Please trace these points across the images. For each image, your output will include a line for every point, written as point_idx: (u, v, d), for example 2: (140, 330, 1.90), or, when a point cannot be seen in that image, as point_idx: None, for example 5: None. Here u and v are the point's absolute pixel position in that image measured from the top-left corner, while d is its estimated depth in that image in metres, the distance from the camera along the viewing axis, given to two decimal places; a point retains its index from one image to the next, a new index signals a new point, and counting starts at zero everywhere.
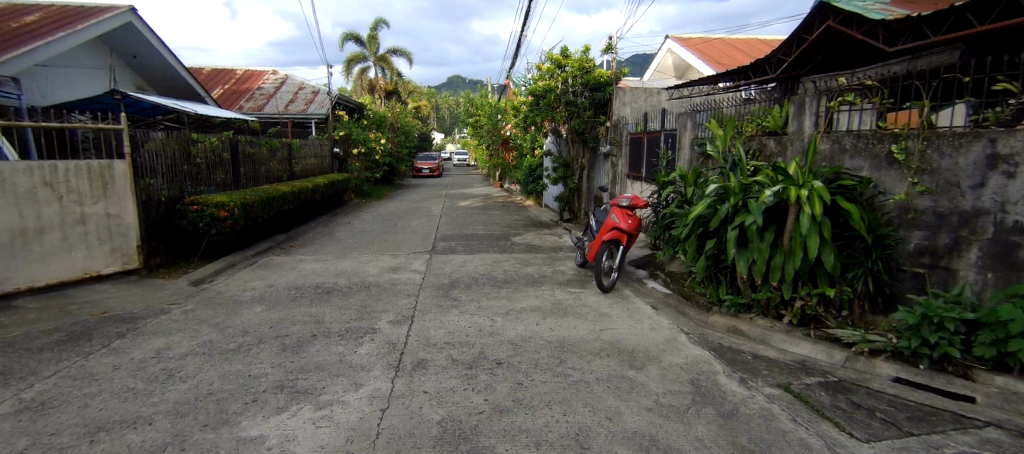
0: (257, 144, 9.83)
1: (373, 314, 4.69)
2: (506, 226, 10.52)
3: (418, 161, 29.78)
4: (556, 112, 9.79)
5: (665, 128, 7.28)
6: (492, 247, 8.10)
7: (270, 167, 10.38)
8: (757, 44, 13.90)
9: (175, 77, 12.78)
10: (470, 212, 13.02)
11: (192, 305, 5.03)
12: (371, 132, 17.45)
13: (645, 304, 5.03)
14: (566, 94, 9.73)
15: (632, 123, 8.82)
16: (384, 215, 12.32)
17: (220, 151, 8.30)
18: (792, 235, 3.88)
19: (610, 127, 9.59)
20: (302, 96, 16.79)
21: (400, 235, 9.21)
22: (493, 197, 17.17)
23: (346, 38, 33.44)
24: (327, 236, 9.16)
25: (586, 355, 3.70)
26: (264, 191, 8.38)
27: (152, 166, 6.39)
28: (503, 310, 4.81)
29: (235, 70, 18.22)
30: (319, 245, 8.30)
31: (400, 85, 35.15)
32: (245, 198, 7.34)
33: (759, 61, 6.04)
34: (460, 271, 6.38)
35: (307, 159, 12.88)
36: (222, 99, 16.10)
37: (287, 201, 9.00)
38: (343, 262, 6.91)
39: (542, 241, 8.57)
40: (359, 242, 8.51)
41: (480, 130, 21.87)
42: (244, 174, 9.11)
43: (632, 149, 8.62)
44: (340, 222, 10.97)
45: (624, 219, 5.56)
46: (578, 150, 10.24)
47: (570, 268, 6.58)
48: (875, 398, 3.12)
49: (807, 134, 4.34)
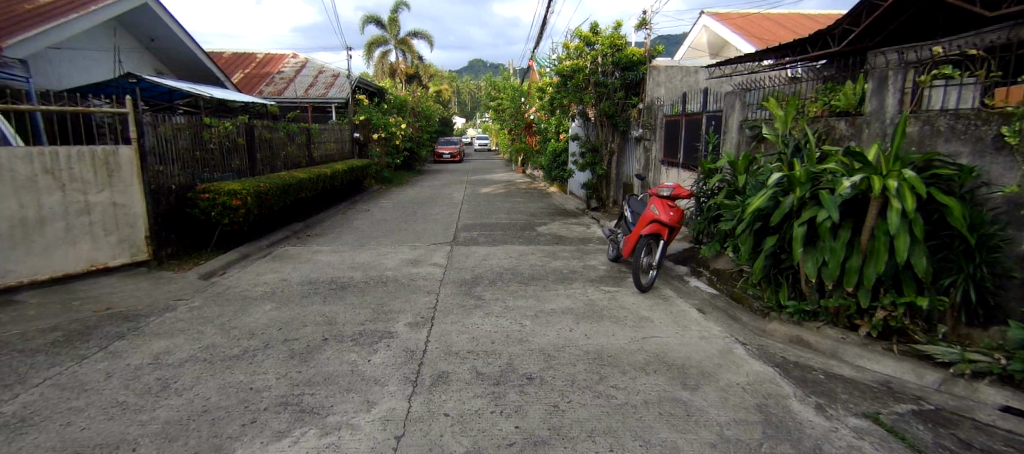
0: (274, 129, 9.52)
1: (390, 315, 4.30)
2: (531, 214, 10.03)
3: (439, 145, 29.39)
4: (585, 93, 9.18)
5: (707, 110, 6.63)
6: (516, 238, 7.64)
7: (288, 153, 10.08)
8: (802, 19, 12.91)
9: (193, 60, 12.55)
10: (493, 199, 12.58)
11: (199, 301, 4.72)
12: (392, 116, 17.06)
13: (689, 307, 4.52)
14: (596, 74, 9.10)
15: (668, 105, 8.17)
16: (404, 202, 11.96)
17: (236, 135, 7.99)
18: (874, 234, 3.30)
19: (643, 109, 8.94)
20: (322, 79, 16.47)
21: (421, 224, 8.82)
22: (516, 184, 16.66)
23: (367, 21, 33.08)
24: (345, 225, 8.83)
25: (629, 370, 3.23)
26: (279, 178, 8.05)
27: (162, 152, 6.09)
28: (532, 312, 4.36)
29: (255, 54, 17.99)
30: (336, 235, 7.97)
31: (421, 68, 34.69)
32: (259, 185, 7.02)
33: (820, 33, 5.35)
34: (484, 265, 5.94)
35: (326, 144, 12.56)
36: (242, 83, 15.90)
37: (304, 188, 8.65)
38: (360, 254, 6.55)
39: (569, 232, 8.07)
40: (377, 232, 8.15)
41: (502, 114, 21.27)
42: (261, 160, 8.80)
43: (668, 133, 7.99)
44: (360, 209, 10.66)
45: (665, 210, 5.01)
46: (607, 134, 9.62)
47: (603, 263, 6.07)
48: (987, 434, 2.55)
49: (889, 115, 3.68)
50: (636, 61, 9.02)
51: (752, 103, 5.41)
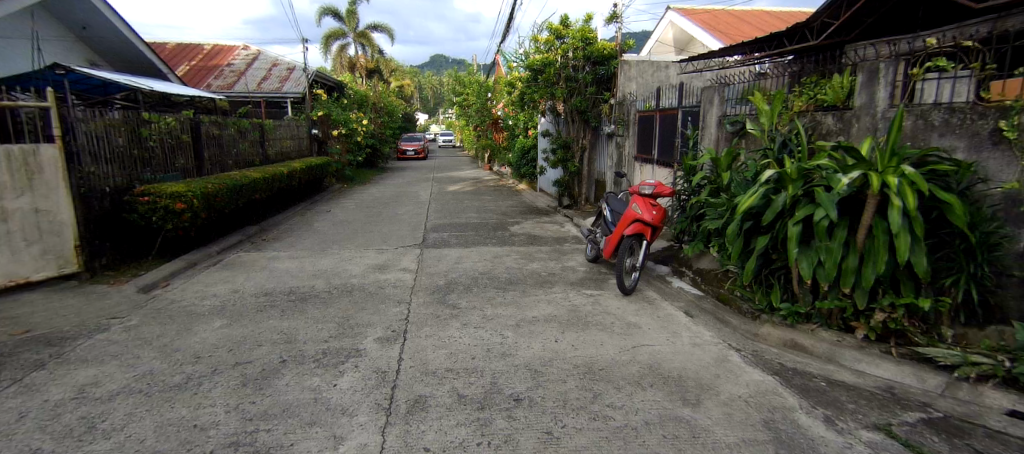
0: (223, 125, 8.80)
1: (357, 329, 3.90)
2: (501, 213, 9.72)
3: (402, 142, 28.63)
4: (556, 88, 8.92)
5: (683, 105, 6.48)
6: (489, 239, 7.32)
7: (240, 150, 9.38)
8: (764, 16, 13.12)
9: (131, 50, 11.54)
10: (461, 197, 12.19)
11: (137, 319, 4.17)
12: (352, 112, 16.35)
13: (676, 310, 4.33)
14: (566, 69, 8.85)
15: (640, 100, 8.03)
16: (368, 202, 11.40)
17: (179, 132, 7.30)
18: (872, 232, 3.19)
19: (614, 104, 8.77)
20: (276, 73, 15.58)
21: (387, 226, 8.36)
22: (483, 181, 16.30)
23: (325, 13, 31.85)
24: (305, 228, 8.26)
25: (624, 386, 2.98)
26: (230, 178, 7.41)
27: (93, 151, 5.42)
28: (513, 321, 4.06)
29: (202, 45, 16.86)
30: (295, 239, 7.42)
31: (382, 63, 33.71)
32: (206, 186, 6.40)
33: (799, 26, 5.30)
34: (457, 269, 5.59)
35: (282, 141, 11.83)
36: (188, 75, 14.84)
37: (257, 188, 8.01)
38: (322, 259, 6.07)
39: (543, 231, 7.81)
40: (340, 235, 7.64)
41: (467, 110, 20.83)
42: (209, 159, 8.09)
43: (641, 129, 7.84)
44: (320, 210, 10.06)
45: (648, 209, 4.80)
46: (578, 130, 9.41)
47: (581, 264, 5.83)
48: (1001, 442, 2.44)
49: (881, 109, 3.61)
50: (607, 56, 8.81)
51: (731, 98, 5.30)
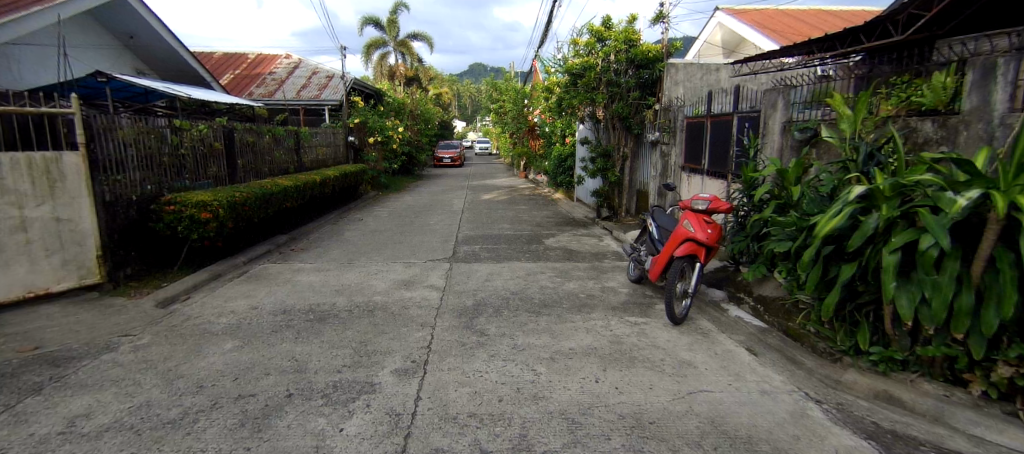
0: (257, 132, 8.75)
1: (373, 358, 3.52)
2: (536, 225, 9.25)
3: (439, 149, 28.67)
4: (596, 93, 8.40)
5: (739, 110, 5.86)
6: (522, 253, 6.87)
7: (274, 158, 9.33)
8: (823, 15, 12.18)
9: (177, 59, 11.83)
10: (495, 206, 11.81)
11: (149, 338, 3.95)
12: (389, 119, 16.32)
13: (737, 346, 3.74)
14: (608, 73, 8.34)
15: (688, 105, 7.42)
16: (401, 210, 11.18)
17: (212, 139, 7.23)
18: (997, 265, 2.55)
19: (659, 109, 8.18)
20: (316, 81, 15.75)
21: (417, 237, 8.04)
22: (518, 190, 15.90)
23: (366, 23, 32.47)
24: (335, 238, 8.05)
25: (681, 448, 2.45)
26: (260, 186, 7.27)
27: (121, 159, 5.34)
28: (547, 354, 3.58)
29: (247, 55, 17.28)
30: (323, 249, 7.20)
31: (421, 71, 34.02)
32: (234, 195, 6.25)
33: (880, 18, 4.64)
34: (488, 288, 5.16)
35: (316, 148, 11.80)
36: (231, 84, 15.18)
37: (288, 197, 7.88)
38: (347, 273, 5.78)
39: (580, 245, 7.29)
40: (368, 246, 7.37)
41: (504, 117, 20.53)
42: (242, 166, 8.03)
43: (690, 136, 7.24)
44: (352, 219, 9.89)
45: (702, 227, 4.22)
46: (620, 137, 8.84)
47: (623, 285, 5.29)
48: None
49: (999, 112, 2.95)
50: (651, 58, 8.26)
51: (798, 101, 4.67)
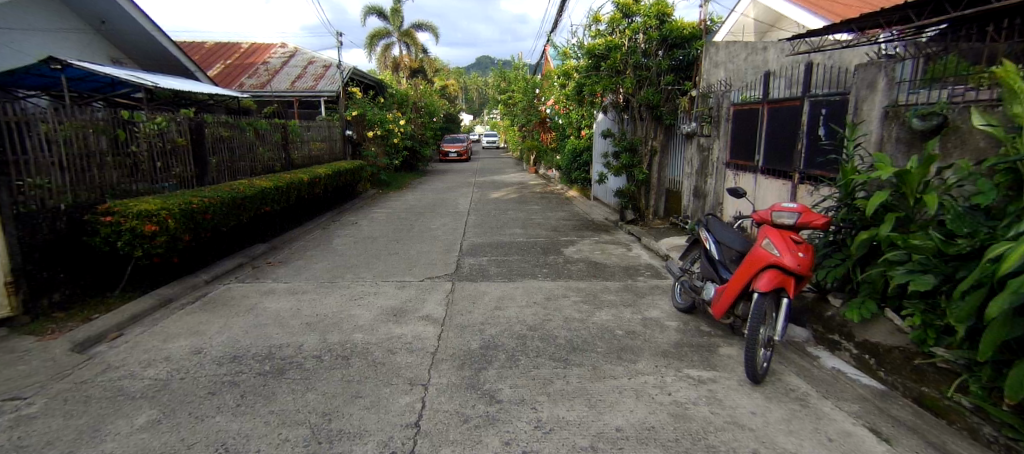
0: (235, 126, 7.69)
1: (336, 446, 2.45)
2: (552, 229, 8.15)
3: (445, 143, 27.56)
4: (622, 77, 7.23)
5: (811, 93, 4.72)
6: (538, 267, 5.77)
7: (257, 155, 8.29)
8: None
9: (155, 47, 10.81)
10: (505, 206, 10.73)
11: (40, 404, 2.92)
12: (390, 112, 15.21)
13: (853, 424, 2.62)
14: (635, 55, 7.17)
15: (736, 91, 6.28)
16: (400, 212, 10.11)
17: (174, 134, 6.17)
18: None
19: (696, 96, 7.02)
20: (311, 70, 14.68)
21: (415, 246, 6.95)
22: (529, 187, 14.77)
23: (369, 12, 31.43)
24: (321, 247, 7.00)
25: None
26: (230, 189, 6.22)
27: (45, 159, 4.29)
28: (585, 439, 2.49)
29: (239, 44, 16.28)
30: (305, 262, 6.14)
31: (426, 62, 32.94)
32: (191, 201, 5.21)
33: None
34: (498, 322, 4.07)
35: (308, 143, 10.75)
36: (221, 75, 14.18)
37: (267, 200, 6.84)
38: (325, 297, 4.72)
39: (606, 257, 6.19)
40: (357, 258, 6.30)
41: (513, 108, 19.33)
42: (214, 166, 6.99)
43: (738, 128, 6.09)
44: (345, 223, 8.84)
45: (788, 248, 3.11)
46: (648, 129, 7.70)
47: (669, 317, 4.17)
48: None
49: None
50: (687, 36, 7.06)
51: (904, 79, 3.55)
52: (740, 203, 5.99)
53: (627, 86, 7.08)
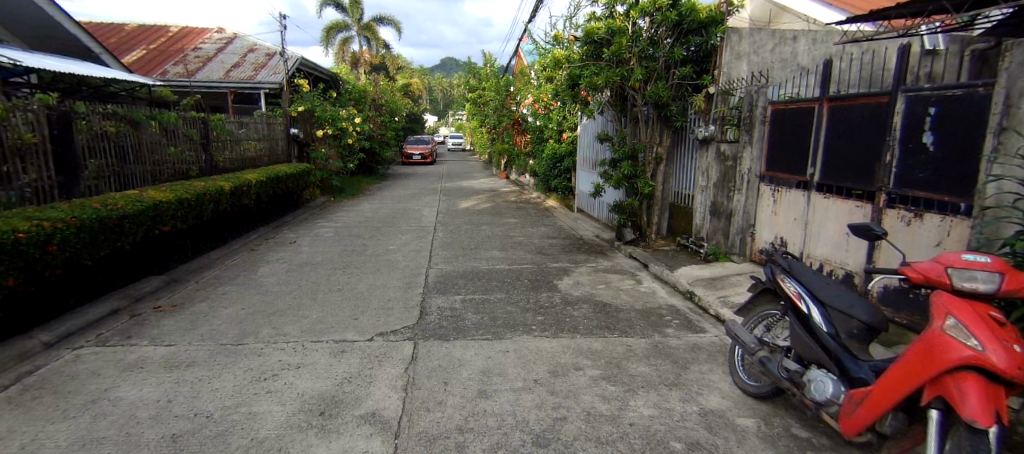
0: (125, 118, 5.87)
1: None
2: (537, 251, 6.73)
3: (408, 145, 25.78)
4: (627, 68, 5.87)
5: (908, 85, 3.55)
6: (531, 313, 4.32)
7: (160, 158, 6.48)
8: None
9: (43, 20, 8.69)
10: (477, 219, 9.24)
11: None
12: (345, 108, 13.45)
13: None
14: (641, 41, 5.83)
15: (773, 87, 5.08)
16: (353, 226, 8.46)
17: (17, 127, 4.28)
18: None
19: (715, 94, 5.76)
20: (251, 59, 12.74)
21: (366, 277, 5.36)
22: (502, 194, 13.35)
23: (326, 3, 29.32)
24: (240, 279, 5.30)
25: None
26: (101, 203, 4.45)
27: None
28: None
29: (166, 26, 14.11)
30: (208, 306, 4.46)
31: (388, 58, 31.05)
32: (15, 227, 3.40)
33: None
34: (487, 428, 2.58)
35: (238, 141, 8.91)
36: (139, 60, 12.03)
37: (163, 218, 5.08)
38: (220, 378, 3.11)
39: (616, 296, 4.81)
40: (285, 298, 4.66)
41: (483, 108, 17.81)
42: (88, 171, 5.14)
43: (778, 133, 4.88)
44: (280, 243, 7.12)
45: (986, 333, 1.79)
46: (653, 133, 6.39)
47: (740, 409, 2.81)
48: None
49: None
50: (706, 18, 5.70)
51: None
52: (782, 226, 4.79)
53: (635, 78, 5.71)
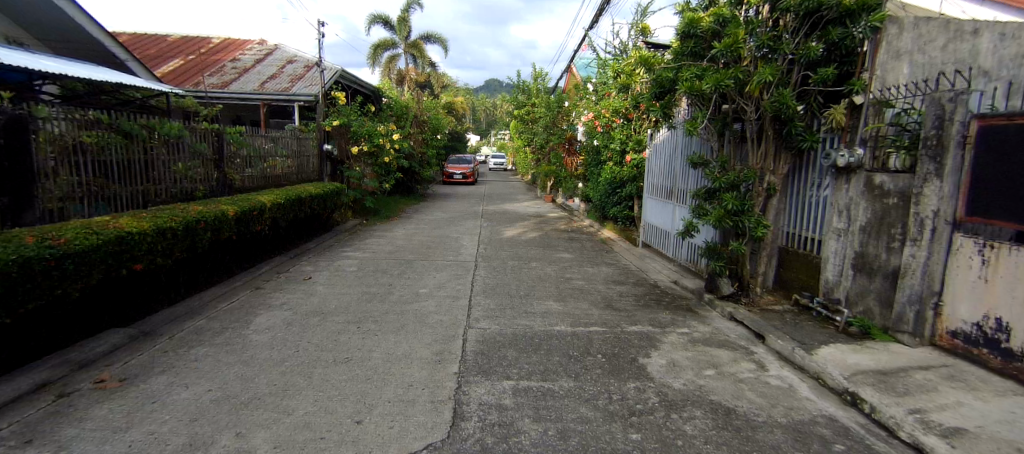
0: (113, 127, 4.89)
1: None
2: (606, 304, 5.24)
3: (450, 164, 24.91)
4: (739, 69, 4.39)
5: None
6: (620, 424, 2.83)
7: (155, 176, 5.47)
8: None
9: (69, 25, 8.07)
10: (526, 253, 7.84)
11: None
12: (383, 124, 12.48)
13: None
14: (761, 34, 4.36)
15: (979, 94, 3.49)
16: (381, 258, 7.24)
17: None
18: None
19: (864, 105, 4.26)
20: (289, 70, 12.02)
21: (385, 339, 4.03)
22: (551, 221, 11.94)
23: (374, 21, 29.32)
24: (225, 335, 4.10)
25: None
26: (41, 237, 3.33)
27: None
28: None
29: (209, 39, 13.77)
30: (165, 385, 3.23)
31: (434, 76, 30.65)
32: None
33: None
34: None
35: (261, 157, 7.95)
36: (175, 71, 11.53)
37: (138, 254, 4.01)
38: None
39: (739, 396, 3.26)
40: (271, 374, 3.38)
41: (531, 125, 16.58)
42: (48, 190, 4.11)
43: (990, 161, 3.30)
44: (292, 279, 5.93)
45: None
46: (766, 157, 4.88)
47: None
48: None
49: None
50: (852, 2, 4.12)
51: None
52: (1007, 303, 3.16)
53: (763, 80, 4.24)
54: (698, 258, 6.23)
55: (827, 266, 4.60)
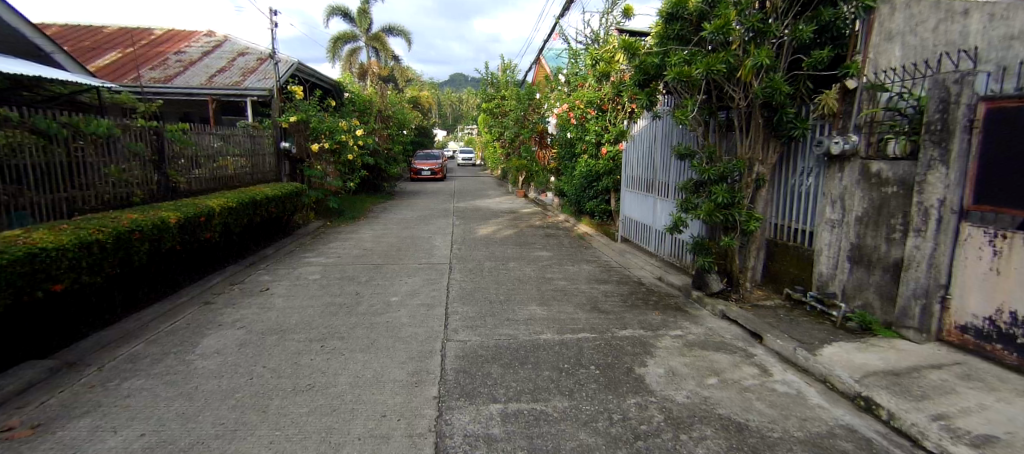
0: (26, 125, 4.20)
1: None
2: (592, 306, 4.91)
3: (417, 161, 24.20)
4: (730, 52, 4.11)
5: None
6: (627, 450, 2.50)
7: (81, 181, 4.77)
8: None
9: None
10: (502, 253, 7.45)
11: None
12: (345, 120, 11.82)
13: None
14: (751, 14, 4.09)
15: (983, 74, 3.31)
16: (347, 263, 6.71)
17: None
18: None
19: (857, 90, 4.07)
20: (240, 63, 11.20)
21: (353, 359, 3.58)
22: (525, 217, 11.59)
23: (332, 12, 28.15)
24: (164, 362, 3.55)
25: None
26: None
27: None
28: None
29: (150, 30, 12.71)
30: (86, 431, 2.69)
31: (397, 70, 29.75)
32: None
33: None
34: None
35: (210, 157, 7.25)
36: (112, 64, 10.53)
37: (57, 273, 3.37)
38: None
39: (750, 407, 2.98)
40: (217, 409, 2.88)
41: (500, 119, 16.15)
42: None
43: (1000, 146, 3.13)
44: (246, 291, 5.36)
45: None
46: (755, 145, 4.65)
47: None
48: None
49: None
50: None
51: None
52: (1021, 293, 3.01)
53: (757, 64, 3.99)
54: (684, 253, 5.99)
55: (820, 259, 4.41)
